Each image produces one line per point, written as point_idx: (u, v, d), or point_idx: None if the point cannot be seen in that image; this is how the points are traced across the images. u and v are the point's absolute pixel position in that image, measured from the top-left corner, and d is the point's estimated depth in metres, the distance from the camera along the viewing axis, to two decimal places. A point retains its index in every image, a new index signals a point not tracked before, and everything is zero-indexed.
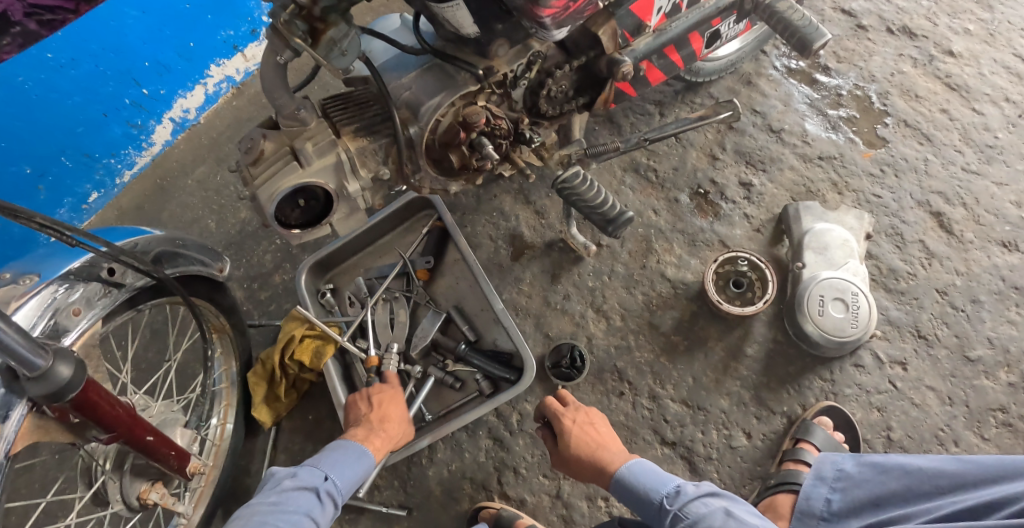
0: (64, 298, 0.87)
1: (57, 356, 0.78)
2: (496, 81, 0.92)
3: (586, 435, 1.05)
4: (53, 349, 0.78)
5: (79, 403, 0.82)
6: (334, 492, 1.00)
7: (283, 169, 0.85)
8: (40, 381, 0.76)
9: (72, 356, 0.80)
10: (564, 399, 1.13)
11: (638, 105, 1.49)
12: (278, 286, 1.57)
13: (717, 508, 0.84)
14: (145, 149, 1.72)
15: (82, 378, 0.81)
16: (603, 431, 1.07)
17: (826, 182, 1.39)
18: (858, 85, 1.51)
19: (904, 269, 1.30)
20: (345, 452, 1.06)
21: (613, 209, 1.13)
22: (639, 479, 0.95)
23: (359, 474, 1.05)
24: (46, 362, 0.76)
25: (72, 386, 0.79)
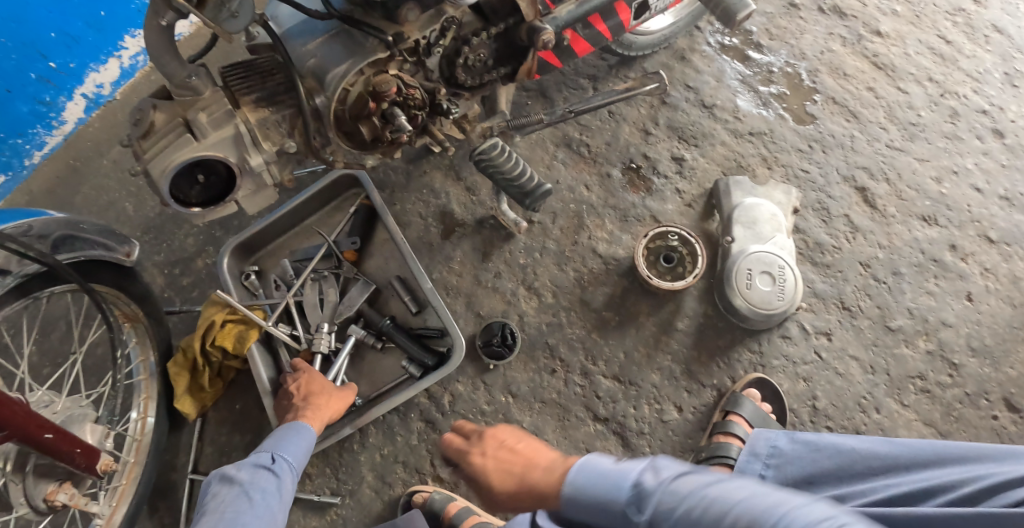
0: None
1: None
2: (407, 48, 0.88)
3: (505, 461, 0.88)
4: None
5: None
6: (289, 470, 1.02)
7: (176, 142, 0.79)
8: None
9: None
10: (465, 432, 0.99)
11: (572, 80, 1.47)
12: (201, 271, 1.50)
13: (699, 487, 0.66)
14: (55, 128, 1.61)
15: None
16: (523, 450, 0.88)
17: (756, 157, 1.40)
18: (789, 63, 1.52)
19: (829, 242, 1.33)
20: (286, 432, 1.07)
21: (532, 182, 1.08)
22: (592, 486, 0.73)
23: (305, 446, 1.06)
24: None
25: None
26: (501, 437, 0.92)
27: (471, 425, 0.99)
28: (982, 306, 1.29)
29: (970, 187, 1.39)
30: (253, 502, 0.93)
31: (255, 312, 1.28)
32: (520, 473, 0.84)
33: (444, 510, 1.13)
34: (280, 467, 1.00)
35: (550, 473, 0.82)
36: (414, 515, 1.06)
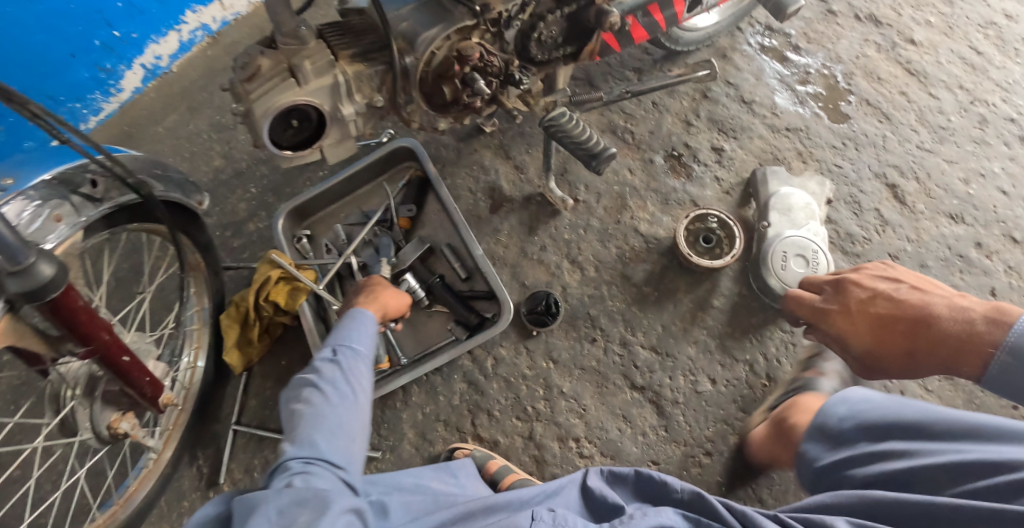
0: (41, 201, 0.84)
1: (40, 254, 0.78)
2: (490, 19, 0.96)
3: (896, 315, 0.95)
4: (36, 248, 0.78)
5: (56, 305, 0.81)
6: (359, 357, 0.97)
7: (279, 86, 0.86)
8: (23, 276, 0.76)
9: (55, 257, 0.80)
10: (817, 288, 1.11)
11: (618, 71, 1.55)
12: (252, 234, 1.56)
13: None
14: (113, 95, 1.68)
15: (63, 280, 0.80)
16: (910, 296, 0.95)
17: (792, 151, 1.47)
18: (825, 65, 1.59)
19: (860, 234, 1.39)
20: (350, 325, 1.02)
21: (597, 146, 1.15)
22: None
23: (369, 334, 1.02)
24: (27, 257, 0.76)
25: (52, 286, 0.79)
26: (886, 266, 1.03)
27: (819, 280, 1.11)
28: (1006, 301, 1.34)
29: (996, 190, 1.45)
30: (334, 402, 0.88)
31: (306, 272, 1.34)
32: (878, 318, 0.97)
33: (485, 466, 1.17)
34: (345, 361, 0.94)
35: (957, 320, 0.87)
36: (465, 462, 1.08)
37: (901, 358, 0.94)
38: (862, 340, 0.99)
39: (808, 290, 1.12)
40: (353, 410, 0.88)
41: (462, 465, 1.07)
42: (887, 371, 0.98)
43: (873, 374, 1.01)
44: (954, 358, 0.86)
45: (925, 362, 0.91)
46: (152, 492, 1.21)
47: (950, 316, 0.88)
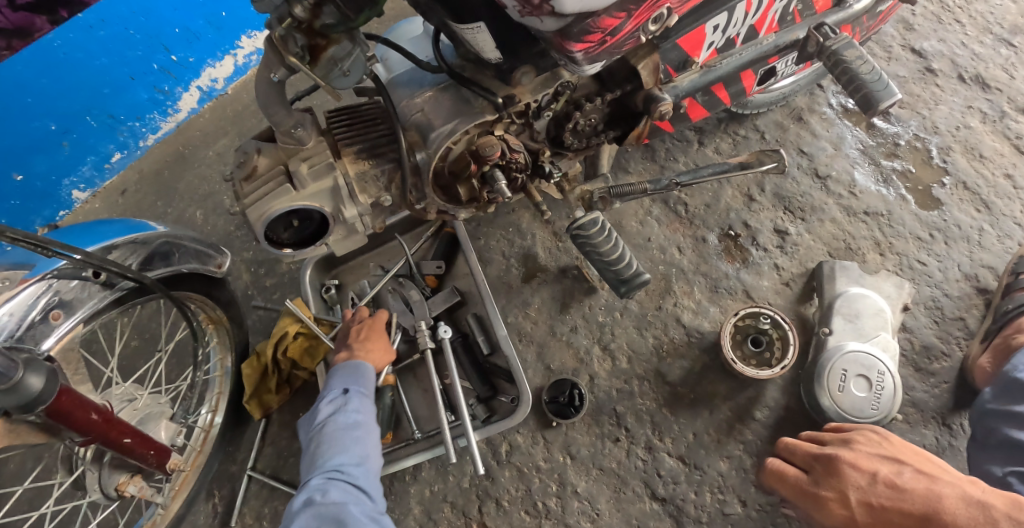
0: (43, 299, 0.83)
1: (28, 366, 0.74)
2: (517, 111, 0.87)
3: (917, 486, 0.86)
4: (23, 359, 0.74)
5: (51, 410, 0.78)
6: (364, 397, 0.98)
7: (275, 190, 0.81)
8: (8, 393, 0.72)
9: (45, 365, 0.76)
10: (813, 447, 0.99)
11: (677, 130, 1.40)
12: (284, 274, 1.51)
13: None
14: (170, 115, 1.66)
15: (54, 389, 0.77)
16: (913, 485, 0.86)
17: (869, 241, 1.29)
18: (918, 136, 1.39)
19: (939, 347, 1.21)
20: (351, 364, 1.01)
21: (629, 268, 1.04)
22: None
23: (371, 373, 1.02)
24: (16, 373, 0.72)
25: (42, 399, 0.76)
26: (878, 440, 0.95)
27: (809, 446, 0.99)
28: None
29: None
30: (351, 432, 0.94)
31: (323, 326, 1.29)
32: (882, 507, 0.87)
33: None
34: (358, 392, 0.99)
35: (971, 505, 0.80)
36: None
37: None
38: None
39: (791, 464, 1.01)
40: (372, 455, 0.94)
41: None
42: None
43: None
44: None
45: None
46: None
47: (966, 518, 0.79)
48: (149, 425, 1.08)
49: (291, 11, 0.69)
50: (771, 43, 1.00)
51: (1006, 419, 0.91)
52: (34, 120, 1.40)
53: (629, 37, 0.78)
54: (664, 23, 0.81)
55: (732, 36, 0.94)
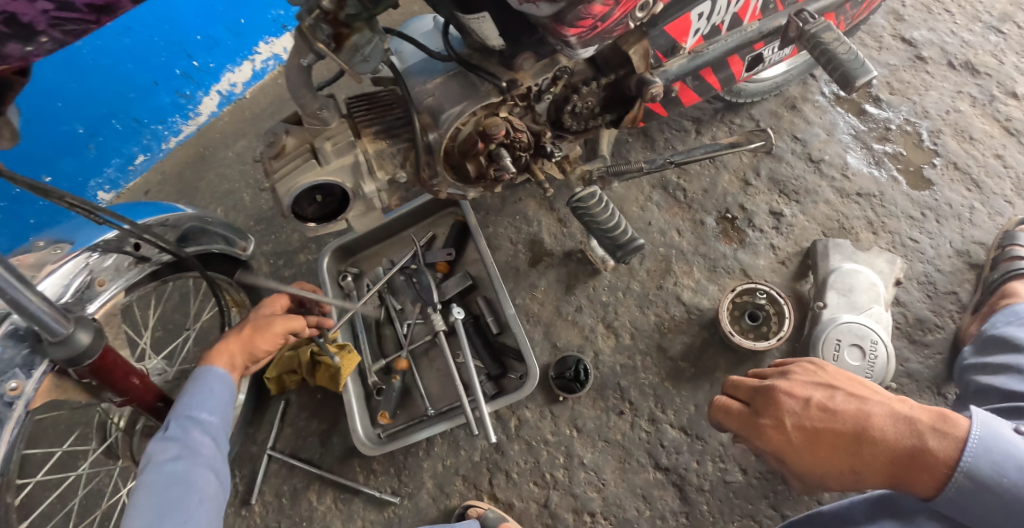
0: (88, 269, 0.95)
1: (78, 323, 0.84)
2: (519, 94, 0.93)
3: (847, 405, 0.88)
4: (74, 317, 0.84)
5: (95, 368, 0.88)
6: (208, 427, 0.92)
7: (301, 165, 0.90)
8: (61, 346, 0.83)
9: (92, 324, 0.86)
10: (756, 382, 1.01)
11: (675, 121, 1.46)
12: (302, 265, 1.59)
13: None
14: (191, 118, 1.76)
15: (99, 347, 0.87)
16: (845, 407, 0.88)
17: (862, 220, 1.34)
18: (909, 121, 1.44)
19: (932, 320, 1.25)
20: (201, 381, 0.96)
21: (625, 235, 1.08)
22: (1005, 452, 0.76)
23: (221, 391, 0.96)
24: (67, 329, 0.82)
25: (88, 354, 0.85)
26: (814, 370, 0.97)
27: (752, 382, 1.01)
28: None
29: None
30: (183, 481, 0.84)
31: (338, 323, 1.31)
32: (816, 429, 0.88)
33: None
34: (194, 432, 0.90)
35: (897, 421, 0.82)
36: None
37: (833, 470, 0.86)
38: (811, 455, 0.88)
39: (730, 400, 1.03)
40: (197, 490, 0.84)
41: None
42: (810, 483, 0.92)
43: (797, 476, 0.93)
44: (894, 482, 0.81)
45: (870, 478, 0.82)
46: None
47: (895, 432, 0.81)
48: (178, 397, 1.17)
49: (318, 3, 0.76)
50: (756, 29, 1.07)
51: (978, 369, 0.97)
52: (64, 124, 1.49)
53: (617, 23, 0.84)
54: (650, 10, 0.88)
55: (717, 22, 1.03)
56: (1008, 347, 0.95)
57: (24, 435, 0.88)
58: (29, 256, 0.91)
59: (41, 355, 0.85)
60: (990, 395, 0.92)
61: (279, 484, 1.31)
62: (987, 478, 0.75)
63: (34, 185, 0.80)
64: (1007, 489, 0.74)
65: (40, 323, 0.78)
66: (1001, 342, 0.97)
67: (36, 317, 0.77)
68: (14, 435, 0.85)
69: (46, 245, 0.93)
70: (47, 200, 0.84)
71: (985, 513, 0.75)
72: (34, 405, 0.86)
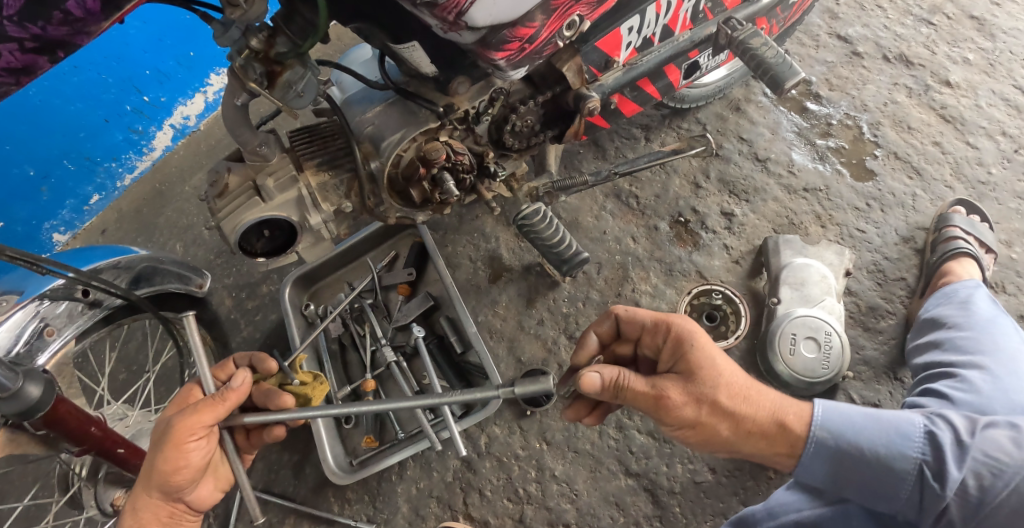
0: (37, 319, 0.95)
1: (28, 377, 0.85)
2: (457, 118, 0.95)
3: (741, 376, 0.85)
4: (23, 371, 0.84)
5: (48, 419, 0.89)
6: None
7: (246, 203, 0.91)
8: (12, 400, 0.82)
9: (43, 376, 0.87)
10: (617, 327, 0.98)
11: (624, 129, 1.49)
12: (265, 296, 1.58)
13: (946, 341, 1.07)
14: (146, 154, 1.75)
15: (50, 397, 0.87)
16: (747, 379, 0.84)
17: (810, 215, 1.38)
18: (849, 115, 1.48)
19: (884, 307, 1.29)
20: None
21: (569, 249, 1.14)
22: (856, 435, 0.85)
23: None
24: (15, 384, 0.82)
25: (40, 406, 0.86)
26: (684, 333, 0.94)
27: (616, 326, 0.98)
28: None
29: None
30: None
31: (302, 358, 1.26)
32: (726, 374, 0.82)
33: None
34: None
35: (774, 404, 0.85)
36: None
37: (733, 394, 0.81)
38: (726, 372, 0.82)
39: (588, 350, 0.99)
40: None
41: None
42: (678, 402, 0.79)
43: (673, 390, 0.80)
44: (759, 428, 0.83)
45: (750, 416, 0.82)
46: None
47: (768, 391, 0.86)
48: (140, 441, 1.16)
49: (248, 43, 0.78)
50: (687, 39, 1.09)
51: (910, 348, 1.14)
52: (14, 166, 1.48)
53: (545, 43, 0.86)
54: (579, 28, 0.90)
55: (648, 35, 1.04)
56: (936, 327, 1.12)
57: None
58: None
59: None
60: (915, 369, 1.09)
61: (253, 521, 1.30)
62: (839, 433, 0.86)
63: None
64: (859, 437, 0.85)
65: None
66: (931, 322, 1.14)
67: None
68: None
69: None
70: None
71: (846, 477, 0.86)
72: None
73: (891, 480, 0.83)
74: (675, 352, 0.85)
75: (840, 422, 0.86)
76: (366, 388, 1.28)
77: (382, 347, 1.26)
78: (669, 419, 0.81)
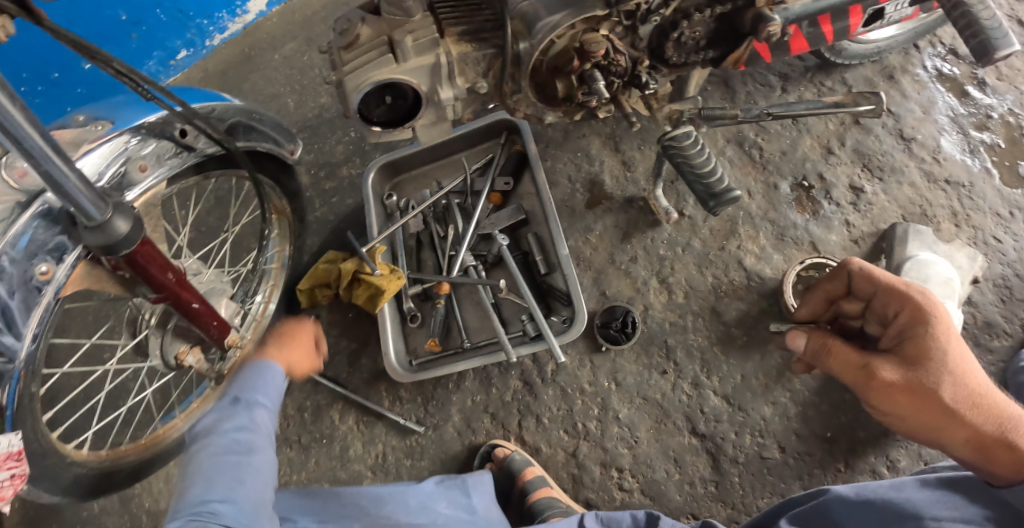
0: (127, 155, 0.88)
1: (117, 210, 0.79)
2: (626, 10, 0.83)
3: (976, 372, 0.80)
4: (114, 203, 0.79)
5: (131, 260, 0.84)
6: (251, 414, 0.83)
7: (376, 60, 0.83)
8: (98, 231, 0.78)
9: (131, 212, 0.82)
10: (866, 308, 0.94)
11: (761, 75, 1.36)
12: (344, 180, 1.52)
13: None
14: (239, 16, 1.66)
15: (137, 236, 0.82)
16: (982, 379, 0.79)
17: (946, 210, 1.26)
18: (1013, 111, 1.33)
19: (1002, 325, 1.19)
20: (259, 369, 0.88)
21: (720, 183, 1.07)
22: None
23: (276, 386, 0.88)
24: (104, 215, 0.77)
25: (126, 243, 0.81)
26: None
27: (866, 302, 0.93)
28: None
29: None
30: (242, 461, 0.77)
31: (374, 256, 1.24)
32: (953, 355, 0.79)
33: (522, 472, 1.12)
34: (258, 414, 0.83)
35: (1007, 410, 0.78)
36: (483, 477, 1.05)
37: (948, 372, 0.78)
38: (950, 348, 0.80)
39: (816, 304, 1.05)
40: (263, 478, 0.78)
41: (479, 482, 1.04)
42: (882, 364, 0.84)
43: (885, 366, 0.82)
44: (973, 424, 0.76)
45: (965, 407, 0.77)
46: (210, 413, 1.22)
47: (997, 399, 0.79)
48: (212, 299, 1.13)
49: None
50: None
51: None
52: (107, 9, 1.40)
53: None
54: None
55: None
56: None
57: (53, 324, 0.83)
58: (66, 131, 0.85)
59: (75, 240, 0.80)
60: None
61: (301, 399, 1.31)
62: None
63: (78, 43, 0.73)
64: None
65: (76, 203, 0.73)
66: None
67: (72, 196, 0.72)
68: (43, 322, 0.80)
69: (84, 122, 0.87)
70: (92, 61, 0.78)
71: None
72: (64, 293, 0.81)
73: None
74: (904, 329, 0.84)
75: None
76: (440, 289, 1.23)
77: (461, 251, 1.22)
78: (871, 392, 0.83)
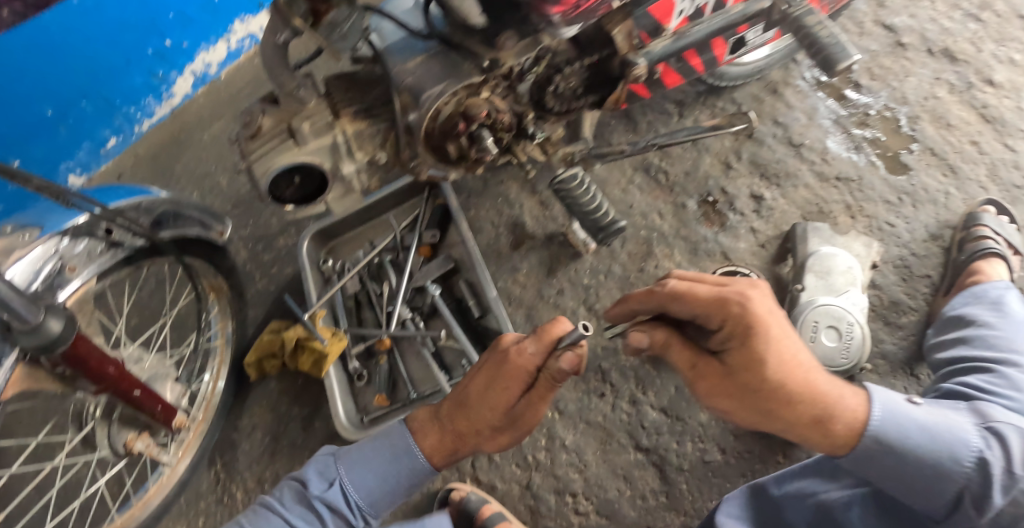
0: (57, 256, 0.91)
1: (49, 311, 0.83)
2: (501, 74, 0.91)
3: (797, 367, 0.75)
4: (45, 305, 0.83)
5: (68, 356, 0.87)
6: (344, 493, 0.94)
7: (277, 147, 0.88)
8: (33, 333, 0.82)
9: (64, 312, 0.86)
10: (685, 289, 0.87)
11: (658, 104, 1.46)
12: (282, 250, 1.56)
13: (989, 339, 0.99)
14: (165, 100, 1.71)
15: (72, 333, 0.86)
16: (805, 372, 0.75)
17: (840, 205, 1.36)
18: (888, 106, 1.45)
19: (906, 303, 1.28)
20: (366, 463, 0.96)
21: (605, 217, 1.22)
22: (912, 438, 0.78)
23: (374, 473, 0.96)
24: (37, 317, 0.81)
25: (60, 341, 0.85)
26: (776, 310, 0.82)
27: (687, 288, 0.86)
28: None
29: None
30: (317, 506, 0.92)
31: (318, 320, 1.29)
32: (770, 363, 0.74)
33: (479, 511, 1.14)
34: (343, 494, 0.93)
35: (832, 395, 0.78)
36: (442, 518, 0.94)
37: (763, 385, 0.74)
38: (767, 362, 0.74)
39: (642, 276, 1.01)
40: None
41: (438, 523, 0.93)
42: (707, 369, 0.80)
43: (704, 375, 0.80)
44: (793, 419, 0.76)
45: (784, 408, 0.75)
46: (168, 498, 1.22)
47: (823, 385, 0.77)
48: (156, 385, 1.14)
49: None
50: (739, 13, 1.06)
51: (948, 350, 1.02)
52: (32, 106, 1.44)
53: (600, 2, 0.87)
54: None
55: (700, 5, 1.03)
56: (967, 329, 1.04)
57: None
58: None
59: (11, 343, 0.83)
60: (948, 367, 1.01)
61: (261, 470, 1.33)
62: (893, 439, 0.78)
63: None
64: (912, 451, 0.78)
65: (8, 308, 0.77)
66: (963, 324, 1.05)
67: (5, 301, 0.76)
68: None
69: (12, 230, 0.89)
70: (11, 180, 0.83)
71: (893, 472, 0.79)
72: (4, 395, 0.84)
73: (940, 485, 0.78)
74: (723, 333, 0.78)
75: (896, 431, 0.78)
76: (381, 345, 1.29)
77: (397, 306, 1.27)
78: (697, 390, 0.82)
